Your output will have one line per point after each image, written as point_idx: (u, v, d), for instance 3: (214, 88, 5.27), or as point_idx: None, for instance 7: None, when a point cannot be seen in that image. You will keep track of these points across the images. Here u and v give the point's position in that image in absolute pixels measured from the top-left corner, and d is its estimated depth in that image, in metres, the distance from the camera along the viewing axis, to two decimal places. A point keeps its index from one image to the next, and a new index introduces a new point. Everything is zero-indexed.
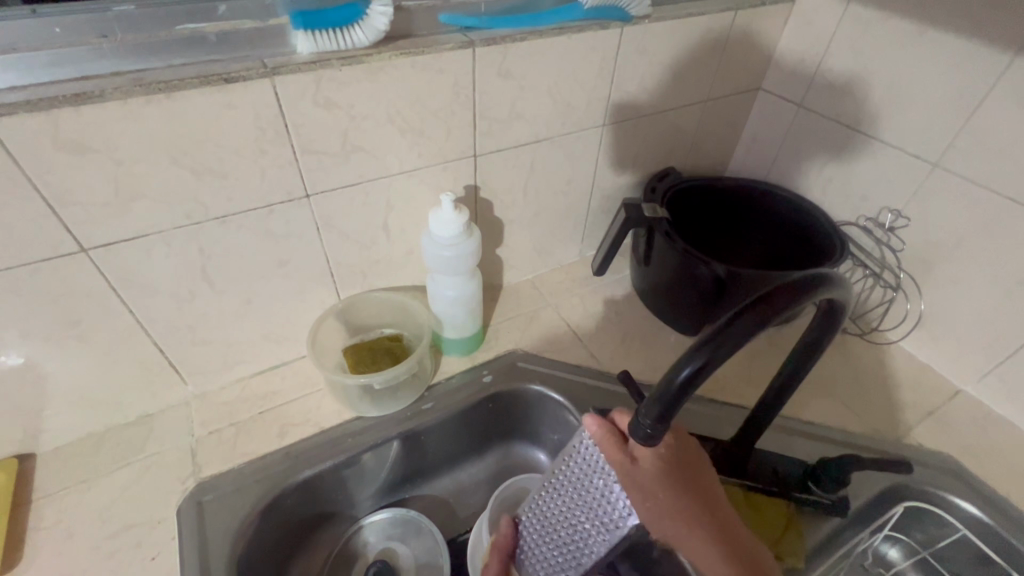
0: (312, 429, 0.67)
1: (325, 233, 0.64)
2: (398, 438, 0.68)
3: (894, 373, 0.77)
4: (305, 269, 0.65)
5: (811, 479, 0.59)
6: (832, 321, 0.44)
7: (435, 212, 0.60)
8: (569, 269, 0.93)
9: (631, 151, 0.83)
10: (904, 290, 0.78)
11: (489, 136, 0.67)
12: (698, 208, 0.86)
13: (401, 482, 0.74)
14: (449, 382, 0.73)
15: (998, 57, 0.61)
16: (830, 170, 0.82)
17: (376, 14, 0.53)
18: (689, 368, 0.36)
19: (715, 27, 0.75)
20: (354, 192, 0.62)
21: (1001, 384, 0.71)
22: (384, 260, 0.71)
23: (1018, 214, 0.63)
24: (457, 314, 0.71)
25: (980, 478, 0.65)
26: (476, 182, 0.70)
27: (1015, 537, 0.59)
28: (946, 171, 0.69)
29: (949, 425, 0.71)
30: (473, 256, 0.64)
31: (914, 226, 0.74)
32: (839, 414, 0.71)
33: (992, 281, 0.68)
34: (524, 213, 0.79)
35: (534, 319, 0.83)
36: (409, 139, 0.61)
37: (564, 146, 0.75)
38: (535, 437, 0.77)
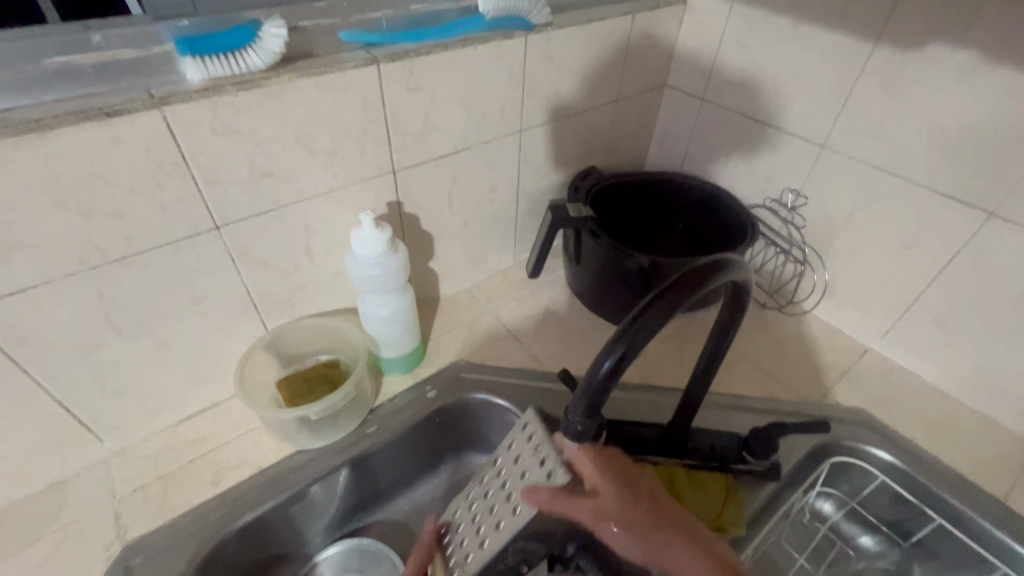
0: (250, 470, 0.63)
1: (242, 264, 0.61)
2: (345, 466, 0.66)
3: (811, 340, 0.83)
4: (224, 304, 0.62)
5: (746, 450, 0.62)
6: (739, 301, 0.47)
7: (357, 232, 0.59)
8: (505, 275, 0.93)
9: (550, 154, 0.85)
10: (811, 263, 0.84)
11: (406, 151, 0.66)
12: (621, 204, 0.90)
13: (354, 510, 0.71)
14: (393, 402, 0.72)
15: (861, 45, 0.67)
16: (736, 158, 0.88)
17: (269, 35, 0.51)
18: (609, 360, 0.38)
19: (616, 31, 0.78)
20: (269, 219, 0.60)
21: (900, 340, 0.78)
22: (311, 286, 0.69)
23: (894, 185, 0.70)
24: (393, 333, 0.69)
25: (891, 427, 0.71)
26: (398, 197, 0.69)
27: (922, 476, 0.65)
28: (832, 151, 0.75)
29: (860, 381, 0.77)
30: (401, 272, 0.63)
31: (812, 204, 0.80)
32: (766, 385, 0.76)
33: (881, 247, 0.75)
34: (452, 224, 0.79)
35: (474, 328, 0.83)
36: (322, 160, 0.60)
37: (483, 155, 0.75)
38: (486, 445, 0.77)
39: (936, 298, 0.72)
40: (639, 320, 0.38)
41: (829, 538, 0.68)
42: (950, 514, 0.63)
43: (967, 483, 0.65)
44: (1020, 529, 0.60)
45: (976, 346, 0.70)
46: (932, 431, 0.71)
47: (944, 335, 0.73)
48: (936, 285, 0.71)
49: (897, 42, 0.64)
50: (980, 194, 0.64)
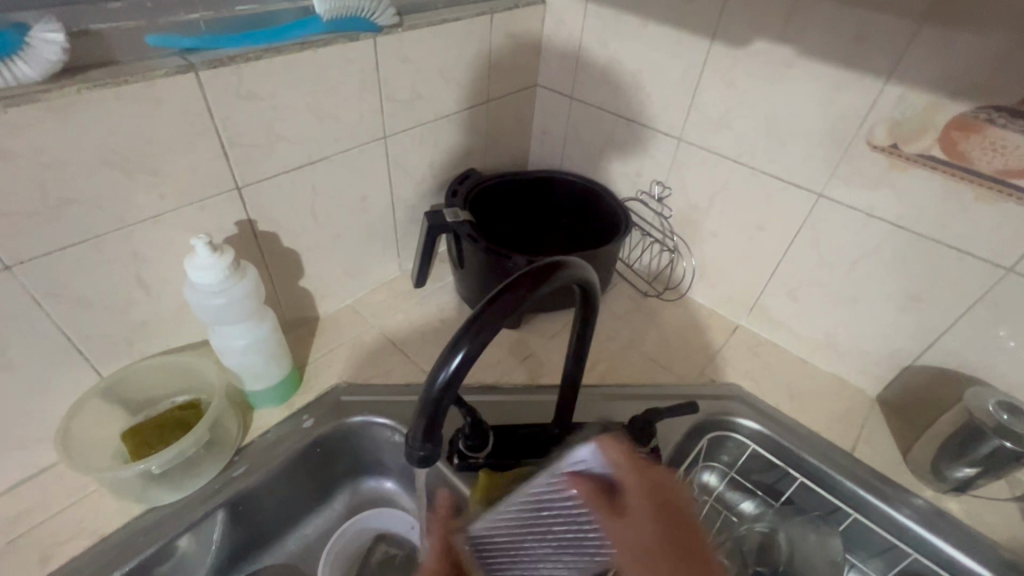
0: (90, 539, 0.55)
1: (53, 306, 0.52)
2: (220, 509, 0.60)
3: (689, 323, 0.88)
4: (34, 355, 0.53)
5: (626, 438, 0.65)
6: (591, 300, 0.48)
7: (190, 259, 0.53)
8: (391, 287, 0.90)
9: (423, 159, 0.82)
10: (682, 250, 0.89)
11: (249, 165, 0.60)
12: (502, 205, 0.89)
13: (234, 562, 0.65)
14: (266, 437, 0.66)
15: (701, 43, 0.71)
16: (608, 154, 0.91)
17: (42, 42, 0.44)
18: (443, 373, 0.37)
19: (476, 31, 0.77)
20: (80, 253, 0.52)
21: (764, 315, 0.84)
22: (153, 321, 0.61)
23: (742, 173, 0.76)
24: (255, 364, 0.63)
25: (758, 397, 0.77)
26: (249, 215, 0.64)
27: (785, 440, 0.70)
28: (689, 144, 0.79)
29: (732, 357, 0.83)
30: (250, 297, 0.57)
31: (677, 194, 0.84)
32: (649, 371, 0.79)
33: (738, 231, 0.80)
34: (320, 238, 0.74)
35: (358, 347, 0.79)
36: (142, 181, 0.53)
37: (345, 164, 0.71)
38: (379, 467, 0.73)
39: (786, 274, 0.78)
40: (471, 327, 0.37)
41: (715, 509, 0.73)
42: (811, 472, 0.68)
43: (822, 440, 0.71)
44: (866, 477, 0.67)
45: (824, 315, 0.77)
46: (793, 396, 0.77)
47: (797, 307, 0.80)
48: (785, 262, 0.77)
49: (729, 39, 0.69)
50: (811, 176, 0.70)
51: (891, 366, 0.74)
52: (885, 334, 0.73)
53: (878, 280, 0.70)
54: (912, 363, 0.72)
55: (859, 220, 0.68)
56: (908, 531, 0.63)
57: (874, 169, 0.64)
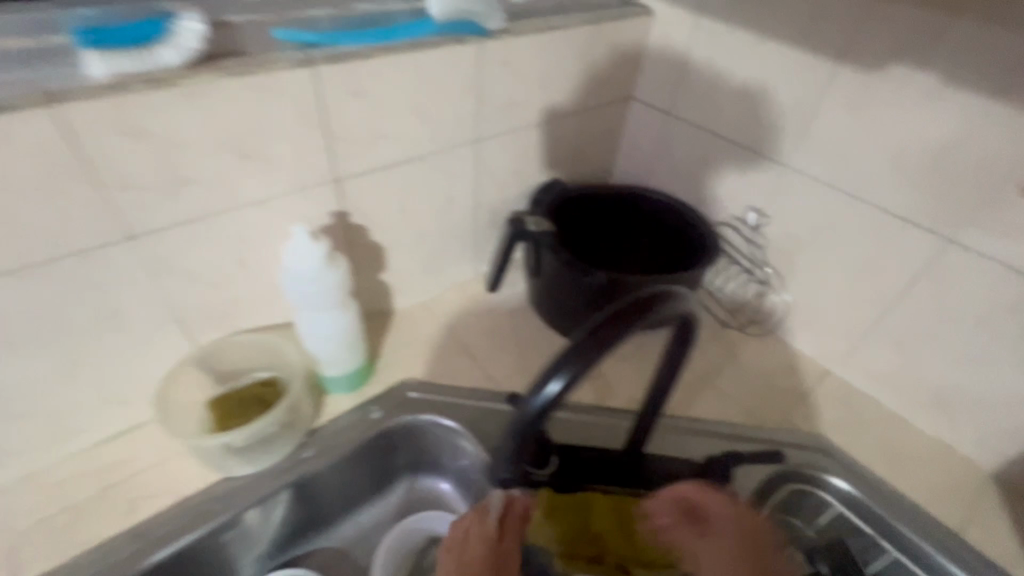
0: (171, 499, 0.58)
1: (164, 276, 0.56)
2: (285, 489, 0.61)
3: (773, 361, 0.82)
4: (143, 320, 0.57)
5: (700, 477, 0.62)
6: (687, 333, 0.45)
7: (288, 245, 0.55)
8: (463, 288, 0.90)
9: (511, 165, 0.82)
10: (773, 283, 0.82)
11: (351, 159, 0.62)
12: (584, 218, 0.87)
13: (292, 538, 0.67)
14: (335, 423, 0.67)
15: (825, 64, 0.66)
16: (700, 174, 0.86)
17: (185, 31, 0.47)
18: (538, 399, 0.37)
19: (580, 39, 0.75)
20: (192, 229, 0.55)
21: (859, 363, 0.77)
22: (247, 299, 0.64)
23: (855, 208, 0.69)
24: (336, 355, 0.66)
25: (849, 454, 0.69)
26: (344, 207, 0.65)
27: (879, 507, 0.63)
28: (796, 171, 0.73)
29: (819, 406, 0.76)
30: (338, 289, 0.59)
31: (776, 222, 0.78)
32: (724, 409, 0.74)
33: (843, 270, 0.73)
34: (404, 235, 0.75)
35: (428, 345, 0.79)
36: (254, 167, 0.55)
37: (437, 164, 0.72)
38: (435, 466, 0.73)
39: (896, 323, 0.71)
40: (571, 358, 0.36)
41: None
42: (906, 548, 0.61)
43: (923, 513, 0.63)
44: (973, 563, 0.59)
45: (935, 372, 0.69)
46: (890, 458, 0.70)
47: (902, 361, 0.72)
48: (894, 310, 0.70)
49: (860, 63, 0.63)
50: (939, 219, 0.63)
51: (1010, 440, 0.66)
52: (1008, 404, 0.64)
53: (1008, 343, 0.62)
54: None
55: (994, 272, 0.61)
56: None
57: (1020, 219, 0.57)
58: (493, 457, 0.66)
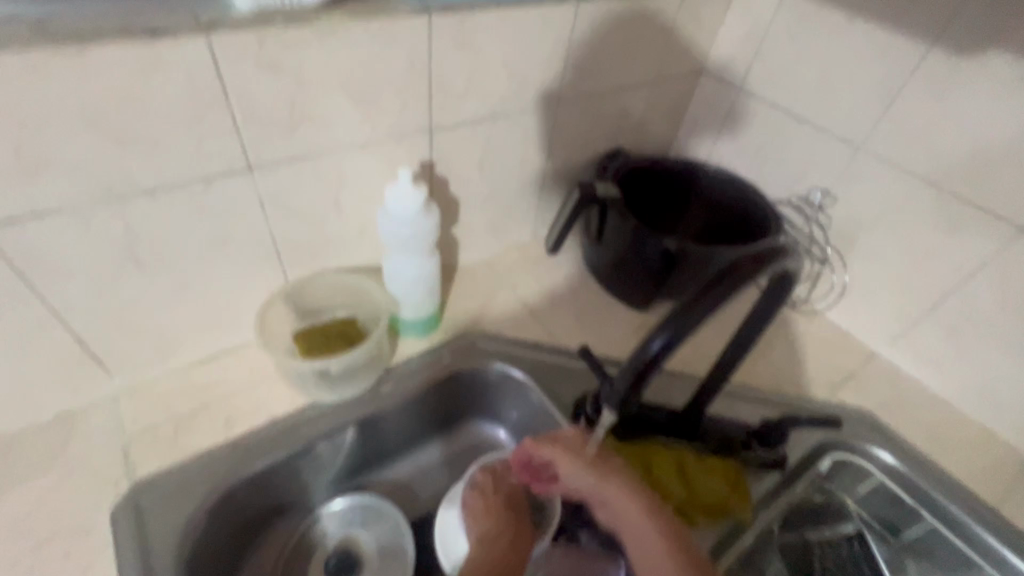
0: (263, 418, 0.63)
1: (270, 210, 0.59)
2: (353, 425, 0.65)
3: (821, 340, 0.84)
4: (247, 250, 0.60)
5: (754, 438, 0.63)
6: (782, 291, 0.48)
7: (391, 187, 0.58)
8: (522, 249, 0.92)
9: (582, 130, 0.83)
10: (832, 262, 0.83)
11: (445, 110, 0.64)
12: (647, 187, 0.89)
13: (361, 467, 0.71)
14: (408, 363, 0.71)
15: (913, 48, 0.67)
16: (767, 153, 0.87)
17: None
18: (656, 344, 0.40)
19: (665, 8, 0.76)
20: (301, 165, 0.58)
21: (908, 348, 0.79)
22: (336, 240, 0.67)
23: (925, 193, 0.71)
24: (417, 298, 0.69)
25: (894, 430, 0.72)
26: (432, 158, 0.68)
27: (921, 479, 0.67)
28: (869, 154, 0.75)
29: (865, 384, 0.79)
30: (431, 234, 0.62)
31: (840, 204, 0.80)
32: (774, 380, 0.77)
33: (905, 255, 0.75)
34: (478, 191, 0.78)
35: (492, 300, 0.82)
36: (362, 111, 0.58)
37: (518, 123, 0.74)
38: (495, 414, 0.76)
39: (952, 309, 0.73)
40: (692, 307, 0.39)
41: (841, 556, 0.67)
42: (944, 517, 0.65)
43: (963, 488, 0.67)
44: (1009, 537, 0.63)
45: (985, 358, 0.72)
46: (932, 436, 0.73)
47: (952, 345, 0.74)
48: (953, 297, 0.72)
49: (952, 48, 0.64)
50: (1013, 209, 0.64)
51: None
52: None
53: None
54: None
55: None
56: None
57: None
58: (558, 407, 0.69)
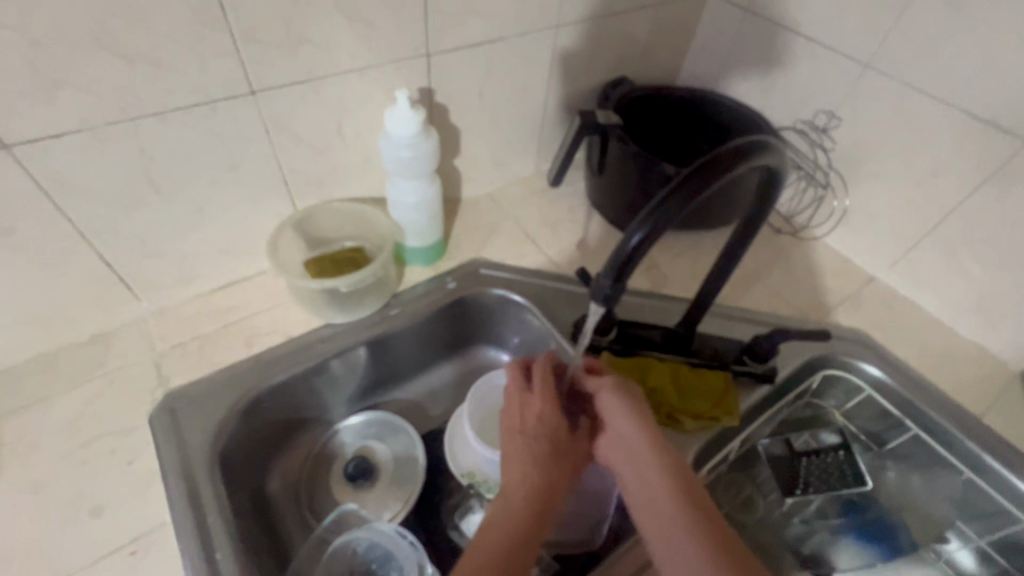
0: (280, 337, 0.67)
1: (275, 136, 0.61)
2: (362, 345, 0.69)
3: (821, 266, 0.85)
4: (256, 176, 0.63)
5: (747, 353, 0.67)
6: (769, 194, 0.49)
7: (390, 110, 0.59)
8: (525, 183, 0.93)
9: (583, 57, 0.82)
10: (833, 188, 0.84)
11: (441, 33, 0.64)
12: (649, 117, 0.88)
13: (374, 387, 0.76)
14: (414, 290, 0.74)
15: None
16: (773, 77, 0.85)
17: None
18: (638, 235, 0.41)
19: None
20: (302, 90, 0.59)
21: (908, 270, 0.80)
22: (341, 168, 0.69)
23: (931, 109, 0.69)
24: (420, 223, 0.71)
25: (886, 348, 0.74)
26: (430, 84, 0.68)
27: (908, 391, 0.69)
28: (875, 71, 0.73)
29: (862, 307, 0.80)
30: (431, 157, 0.64)
31: (845, 126, 0.79)
32: (771, 304, 0.79)
33: (907, 174, 0.75)
34: (479, 120, 0.78)
35: (495, 231, 0.84)
36: (358, 32, 0.58)
37: (516, 48, 0.73)
38: (499, 338, 0.80)
39: (952, 228, 0.73)
40: (670, 196, 0.41)
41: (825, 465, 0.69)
42: (930, 426, 0.67)
43: (951, 400, 0.69)
44: (991, 442, 0.65)
45: (982, 276, 0.72)
46: (924, 354, 0.75)
47: (951, 265, 0.75)
48: (955, 215, 0.72)
49: None
50: (1020, 119, 0.63)
51: None
52: None
53: None
54: None
55: None
56: None
57: None
58: (558, 327, 0.72)
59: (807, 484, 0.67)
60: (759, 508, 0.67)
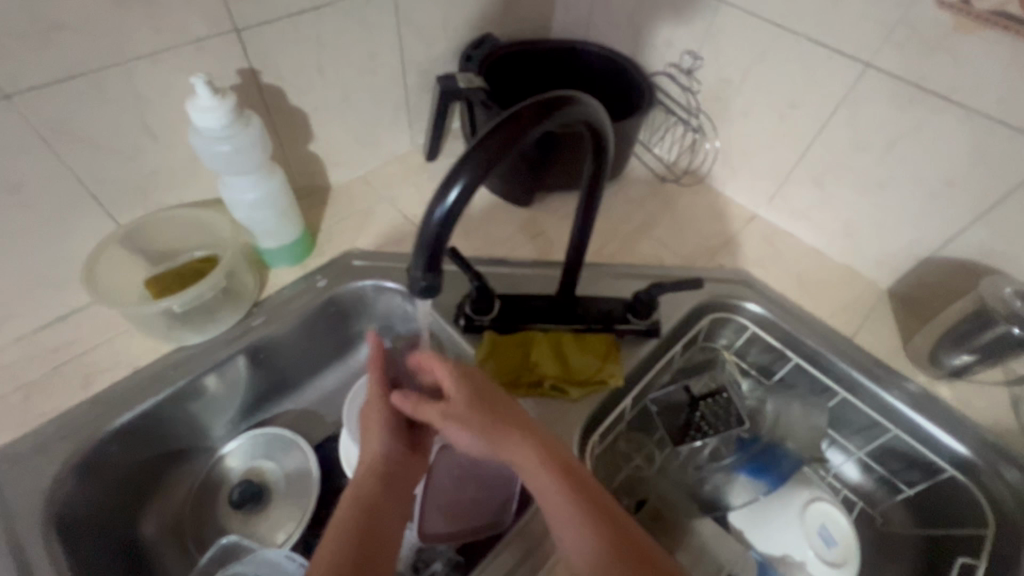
0: (124, 371, 0.60)
1: (60, 145, 0.52)
2: (240, 354, 0.64)
3: (705, 210, 0.85)
4: (51, 195, 0.54)
5: (630, 311, 0.66)
6: (601, 150, 0.46)
7: (192, 100, 0.52)
8: (401, 160, 0.87)
9: (435, 15, 0.76)
10: (705, 130, 0.84)
11: (247, 4, 0.57)
12: (517, 75, 0.84)
13: (257, 403, 0.70)
14: (281, 293, 0.68)
15: None
16: (636, 20, 0.82)
17: None
18: (441, 208, 0.37)
19: None
20: (77, 87, 0.50)
21: (784, 204, 0.81)
22: (164, 172, 0.61)
23: (782, 39, 0.69)
24: (270, 221, 0.65)
25: (766, 284, 0.76)
26: (250, 63, 0.61)
27: (787, 323, 0.71)
28: (728, 5, 0.71)
29: (744, 246, 0.81)
30: (257, 147, 0.57)
31: (708, 65, 0.78)
32: (658, 255, 0.79)
33: (770, 108, 0.75)
34: (327, 99, 0.71)
35: (369, 216, 0.79)
36: (135, 12, 0.50)
37: (349, 13, 0.66)
38: (388, 331, 0.75)
39: (815, 158, 0.74)
40: (467, 163, 0.37)
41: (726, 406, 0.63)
42: (807, 354, 0.70)
43: (825, 326, 0.71)
44: (860, 360, 0.68)
45: (845, 202, 0.74)
46: (802, 284, 0.77)
47: (819, 194, 0.76)
48: (816, 145, 0.73)
49: None
50: (858, 42, 0.63)
51: (906, 259, 0.72)
52: (907, 224, 0.70)
53: (910, 163, 0.66)
54: (929, 255, 0.70)
55: (904, 92, 0.62)
56: (895, 411, 0.65)
57: (933, 30, 0.57)
58: (440, 311, 0.67)
59: (695, 431, 0.61)
60: (659, 460, 0.65)
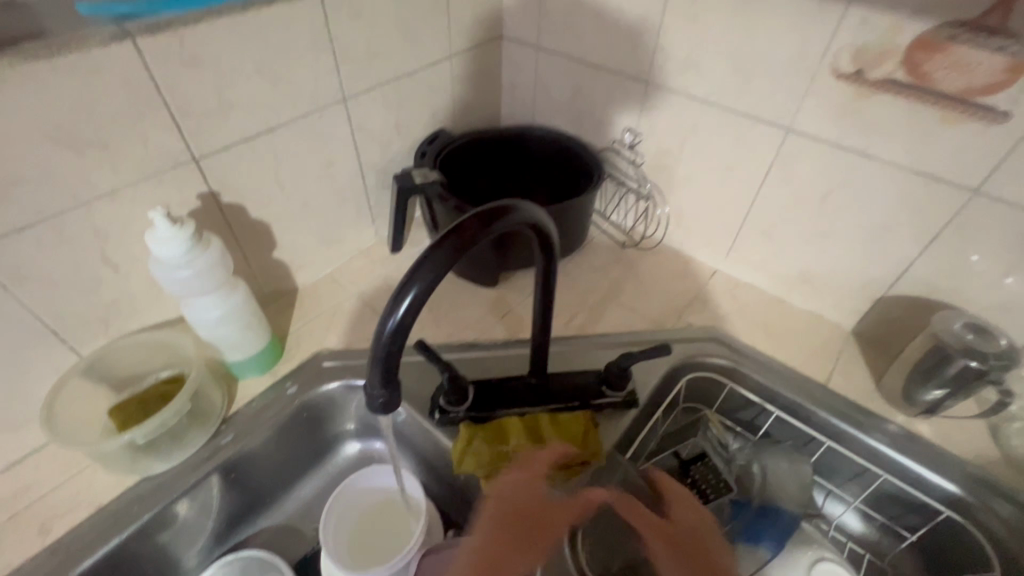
0: (85, 511, 0.57)
1: (19, 289, 0.53)
2: (215, 473, 0.61)
3: (666, 270, 0.88)
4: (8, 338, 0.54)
5: (605, 383, 0.66)
6: (547, 243, 0.48)
7: (151, 233, 0.54)
8: (367, 253, 0.89)
9: (389, 120, 0.81)
10: (655, 197, 0.89)
11: (204, 135, 0.60)
12: (472, 165, 0.88)
13: (232, 525, 0.67)
14: (251, 405, 0.67)
15: None
16: (577, 105, 0.88)
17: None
18: (389, 323, 0.38)
19: None
20: (39, 233, 0.52)
21: (740, 257, 0.84)
22: (126, 299, 0.62)
23: (710, 113, 0.74)
24: (234, 335, 0.64)
25: (735, 337, 0.77)
26: (209, 187, 0.63)
27: (760, 376, 0.72)
28: (656, 87, 0.78)
29: (709, 302, 0.83)
30: (217, 267, 0.58)
31: (647, 139, 0.83)
32: (627, 321, 0.80)
33: (710, 172, 0.79)
34: (288, 208, 0.74)
35: (338, 314, 0.79)
36: (93, 156, 0.52)
37: (305, 129, 0.70)
38: (366, 429, 0.74)
39: (759, 214, 0.78)
40: (412, 279, 0.38)
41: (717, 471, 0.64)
42: (784, 404, 0.70)
43: (797, 375, 0.72)
44: (837, 406, 0.69)
45: (795, 252, 0.77)
46: (769, 333, 0.78)
47: (770, 247, 0.80)
48: (757, 202, 0.77)
49: None
50: (777, 110, 0.68)
51: (864, 300, 0.75)
52: (857, 268, 0.73)
53: (848, 212, 0.69)
54: (882, 294, 0.72)
55: (827, 151, 0.67)
56: (881, 454, 0.65)
57: (838, 98, 0.63)
58: (416, 406, 0.66)
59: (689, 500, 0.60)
60: None
